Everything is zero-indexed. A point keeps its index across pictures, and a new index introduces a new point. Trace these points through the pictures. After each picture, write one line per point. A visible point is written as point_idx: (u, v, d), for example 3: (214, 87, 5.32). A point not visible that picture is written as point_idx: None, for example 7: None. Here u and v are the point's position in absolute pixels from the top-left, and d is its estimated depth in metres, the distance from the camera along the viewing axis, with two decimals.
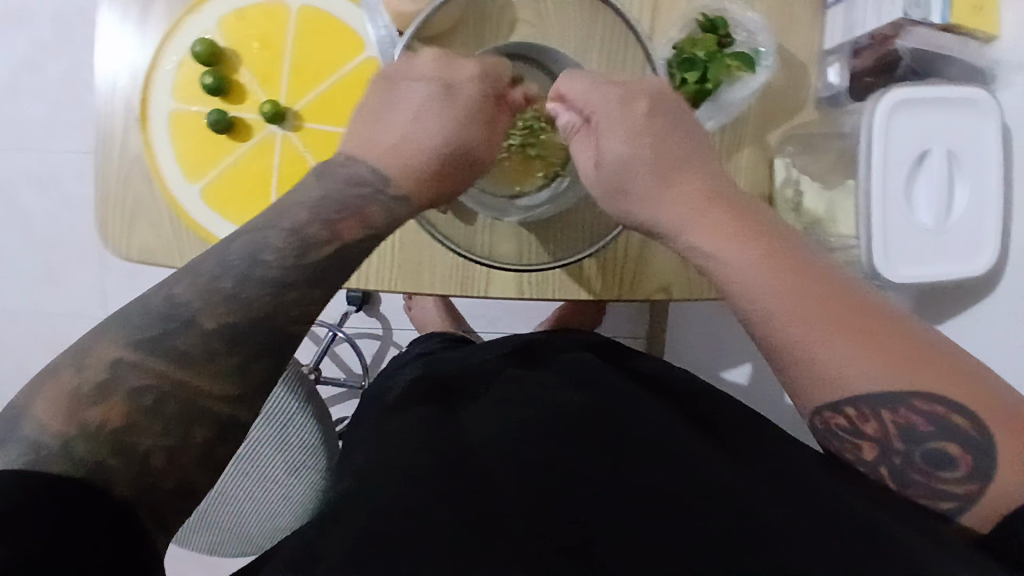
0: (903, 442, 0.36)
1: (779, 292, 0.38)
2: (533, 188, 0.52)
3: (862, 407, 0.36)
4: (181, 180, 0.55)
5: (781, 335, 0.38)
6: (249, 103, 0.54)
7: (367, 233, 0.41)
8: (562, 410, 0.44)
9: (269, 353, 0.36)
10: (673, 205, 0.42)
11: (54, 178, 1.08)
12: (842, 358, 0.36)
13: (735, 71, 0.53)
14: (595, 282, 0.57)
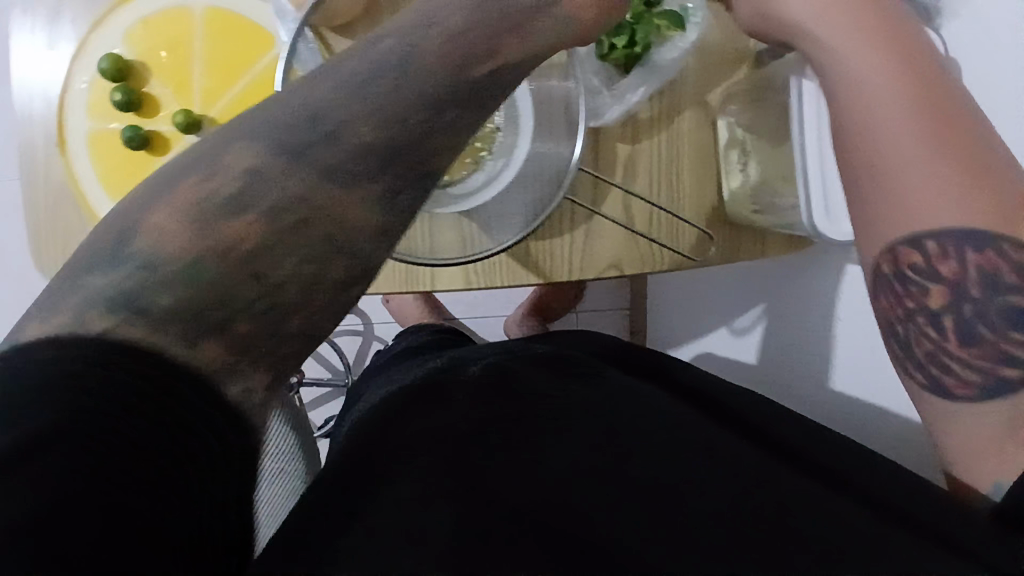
0: (982, 289, 0.33)
1: (907, 125, 0.35)
2: (464, 175, 0.50)
3: (943, 241, 0.34)
4: (108, 203, 0.53)
5: (882, 158, 0.36)
6: (162, 115, 0.52)
7: (352, 157, 0.32)
8: (604, 417, 0.40)
9: (252, 346, 0.31)
10: (852, 71, 0.38)
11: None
12: (942, 189, 0.34)
13: (664, 32, 0.50)
14: (544, 265, 0.55)
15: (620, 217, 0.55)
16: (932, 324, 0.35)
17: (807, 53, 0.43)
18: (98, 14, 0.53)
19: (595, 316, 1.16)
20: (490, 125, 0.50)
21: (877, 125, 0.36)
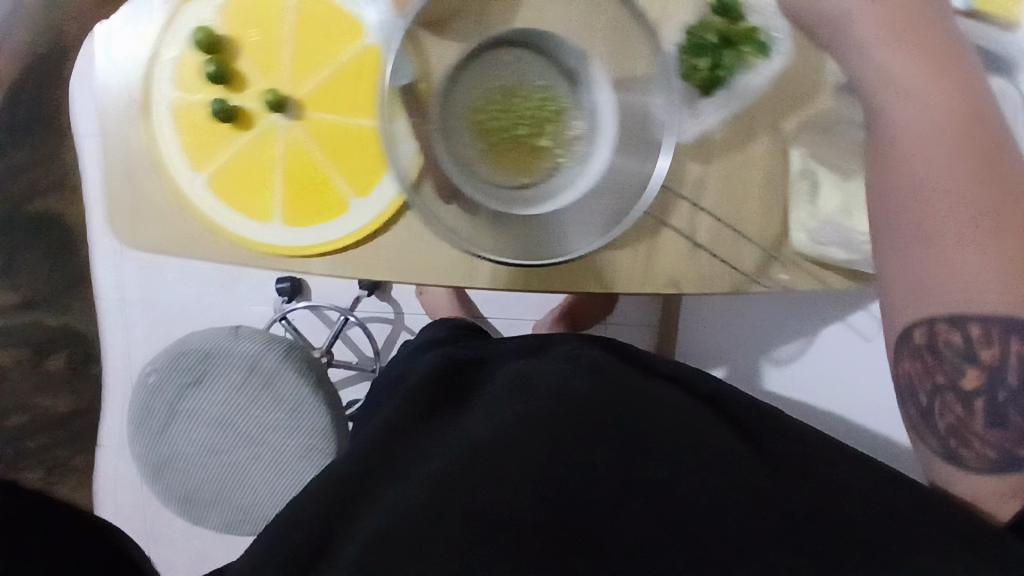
0: (1017, 372, 0.34)
1: (961, 201, 0.36)
2: (538, 180, 0.49)
3: (989, 328, 0.35)
4: (188, 170, 0.54)
5: (940, 221, 0.36)
6: (249, 92, 0.53)
7: None
8: (580, 406, 0.45)
9: None
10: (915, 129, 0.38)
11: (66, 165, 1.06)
12: (967, 257, 0.35)
13: (748, 57, 0.53)
14: (605, 276, 0.55)
15: (685, 230, 0.55)
16: (962, 403, 0.36)
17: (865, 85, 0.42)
18: None
19: (623, 329, 1.17)
20: (572, 133, 0.49)
21: (914, 184, 0.38)
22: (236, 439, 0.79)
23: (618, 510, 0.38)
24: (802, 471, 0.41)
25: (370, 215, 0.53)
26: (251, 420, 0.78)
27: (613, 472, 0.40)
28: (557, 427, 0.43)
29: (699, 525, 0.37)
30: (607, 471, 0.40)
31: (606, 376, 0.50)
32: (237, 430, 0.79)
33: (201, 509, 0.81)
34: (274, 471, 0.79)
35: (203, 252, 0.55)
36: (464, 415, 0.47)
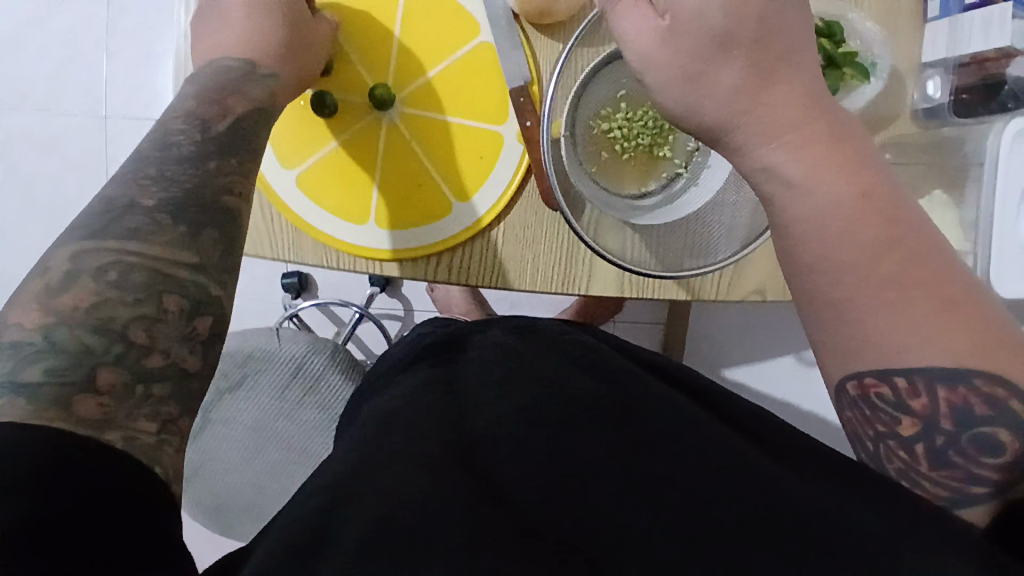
0: (953, 423, 0.33)
1: (861, 272, 0.35)
2: (650, 189, 0.50)
3: (915, 380, 0.33)
4: (276, 166, 0.51)
5: (833, 290, 0.36)
6: (350, 85, 0.51)
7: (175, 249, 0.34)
8: (574, 394, 0.42)
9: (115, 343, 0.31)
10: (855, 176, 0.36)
11: (54, 142, 0.96)
12: (918, 319, 0.34)
13: (848, 80, 0.54)
14: (694, 283, 0.56)
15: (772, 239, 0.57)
16: (903, 449, 0.35)
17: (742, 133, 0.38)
18: None
19: (631, 326, 1.19)
20: (691, 146, 0.49)
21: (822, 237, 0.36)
22: (274, 445, 0.75)
23: (611, 492, 0.35)
24: (800, 457, 0.38)
25: (474, 219, 0.52)
26: (291, 426, 0.74)
27: (604, 454, 0.37)
28: (551, 404, 0.41)
29: (702, 511, 0.33)
30: (607, 452, 0.37)
31: (589, 365, 0.47)
32: (275, 436, 0.75)
33: (236, 516, 0.78)
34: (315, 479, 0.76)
35: (288, 253, 0.52)
36: (450, 403, 0.43)
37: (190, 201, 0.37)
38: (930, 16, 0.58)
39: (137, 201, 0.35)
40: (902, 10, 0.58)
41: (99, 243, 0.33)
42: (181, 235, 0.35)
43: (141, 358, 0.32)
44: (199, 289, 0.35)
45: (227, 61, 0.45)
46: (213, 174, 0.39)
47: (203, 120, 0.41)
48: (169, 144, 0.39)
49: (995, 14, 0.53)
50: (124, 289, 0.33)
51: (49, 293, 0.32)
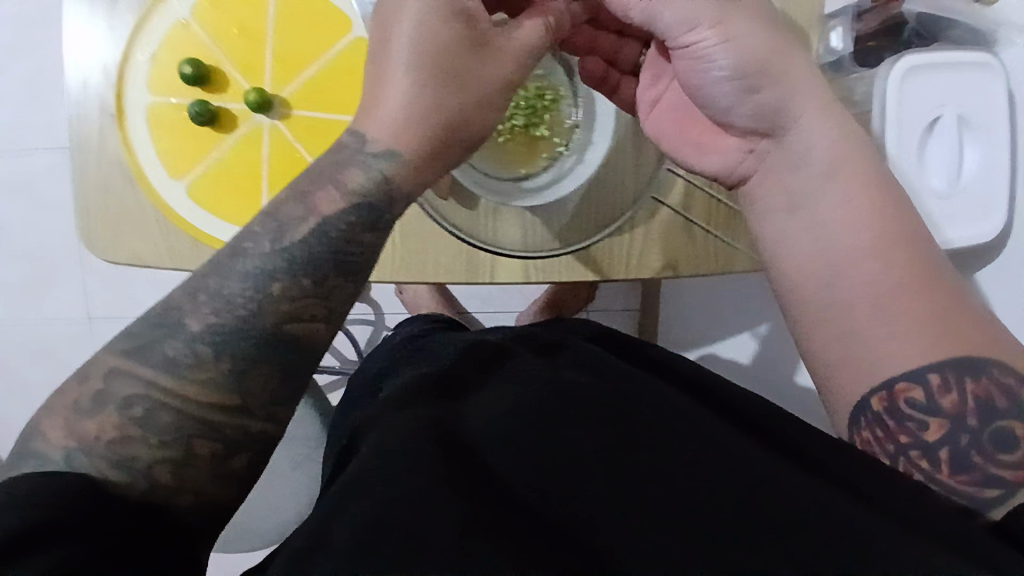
0: (978, 418, 0.32)
1: (883, 249, 0.36)
2: (538, 171, 0.50)
3: (946, 375, 0.33)
4: (166, 179, 0.52)
5: (846, 287, 0.37)
6: (231, 92, 0.51)
7: (234, 327, 0.33)
8: (574, 390, 0.40)
9: (161, 446, 0.32)
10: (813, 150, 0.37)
11: (35, 180, 1.02)
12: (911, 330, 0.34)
13: None
14: (601, 261, 0.55)
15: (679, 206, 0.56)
16: (926, 457, 0.32)
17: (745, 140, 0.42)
18: None
19: (603, 316, 1.14)
20: (568, 123, 0.49)
21: (826, 255, 0.38)
22: None
23: (602, 486, 0.32)
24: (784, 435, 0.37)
25: None
26: None
27: (598, 446, 0.35)
28: (548, 402, 0.39)
29: (702, 499, 0.30)
30: (602, 449, 0.34)
31: (588, 365, 0.45)
32: None
33: None
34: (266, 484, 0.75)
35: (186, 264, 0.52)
36: (444, 403, 0.43)
37: (240, 335, 0.33)
38: None
39: (184, 324, 0.33)
40: None
41: (134, 368, 0.32)
42: (221, 374, 0.33)
43: (158, 475, 0.31)
44: (216, 422, 0.32)
45: (342, 142, 0.37)
46: (217, 296, 0.33)
47: (263, 229, 0.35)
48: (236, 251, 0.34)
49: None
50: (149, 430, 0.32)
51: (91, 412, 0.32)
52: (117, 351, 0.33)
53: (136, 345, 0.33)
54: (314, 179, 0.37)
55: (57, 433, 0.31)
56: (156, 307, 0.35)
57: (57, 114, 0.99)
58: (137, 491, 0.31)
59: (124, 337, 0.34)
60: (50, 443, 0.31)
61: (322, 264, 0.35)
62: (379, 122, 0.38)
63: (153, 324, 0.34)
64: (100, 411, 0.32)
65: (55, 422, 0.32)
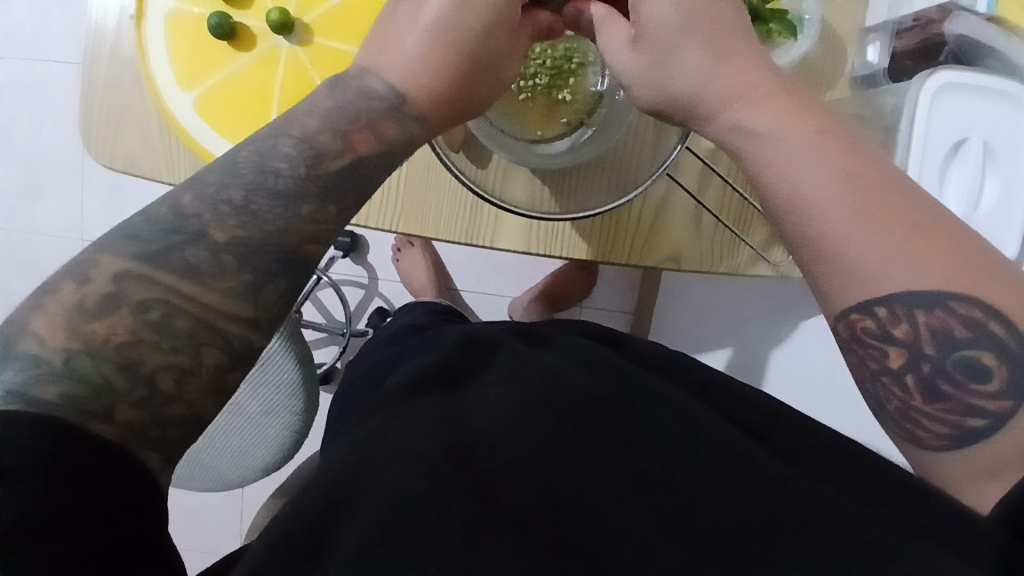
0: (937, 346, 0.30)
1: (840, 184, 0.32)
2: (553, 136, 0.47)
3: (894, 306, 0.30)
4: (174, 88, 0.51)
5: (805, 235, 0.32)
6: (255, 10, 0.50)
7: (242, 238, 0.31)
8: (569, 385, 0.39)
9: (174, 349, 0.28)
10: (761, 121, 0.35)
11: (44, 89, 1.00)
12: (892, 249, 0.30)
13: (775, 37, 0.51)
14: (604, 240, 0.54)
15: (694, 186, 0.54)
16: (897, 384, 0.31)
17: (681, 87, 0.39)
18: None
19: (598, 314, 1.09)
20: (592, 90, 0.47)
21: (785, 207, 0.33)
22: None
23: (621, 502, 0.32)
24: (794, 441, 0.36)
25: None
26: None
27: (611, 458, 0.34)
28: (541, 400, 0.38)
29: (723, 525, 0.30)
30: (606, 457, 0.34)
31: (595, 363, 0.42)
32: None
33: None
34: (234, 427, 0.73)
35: (184, 178, 0.52)
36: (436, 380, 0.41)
37: (264, 249, 0.31)
38: None
39: (207, 232, 0.30)
40: None
41: (149, 272, 0.29)
42: (242, 286, 0.30)
43: (159, 380, 0.28)
44: (218, 325, 0.29)
45: (372, 88, 0.37)
46: (242, 210, 0.31)
47: (299, 155, 0.33)
48: (266, 170, 0.32)
49: None
50: (164, 335, 0.28)
51: (97, 314, 0.28)
52: (122, 253, 0.29)
53: (150, 250, 0.29)
54: (313, 123, 0.35)
55: (56, 334, 0.27)
56: (164, 212, 0.31)
57: (77, 26, 0.98)
58: (127, 404, 0.27)
59: (126, 240, 0.30)
60: (48, 347, 0.27)
61: (316, 216, 0.33)
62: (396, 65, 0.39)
63: (166, 231, 0.30)
64: (109, 314, 0.28)
65: (52, 323, 0.27)
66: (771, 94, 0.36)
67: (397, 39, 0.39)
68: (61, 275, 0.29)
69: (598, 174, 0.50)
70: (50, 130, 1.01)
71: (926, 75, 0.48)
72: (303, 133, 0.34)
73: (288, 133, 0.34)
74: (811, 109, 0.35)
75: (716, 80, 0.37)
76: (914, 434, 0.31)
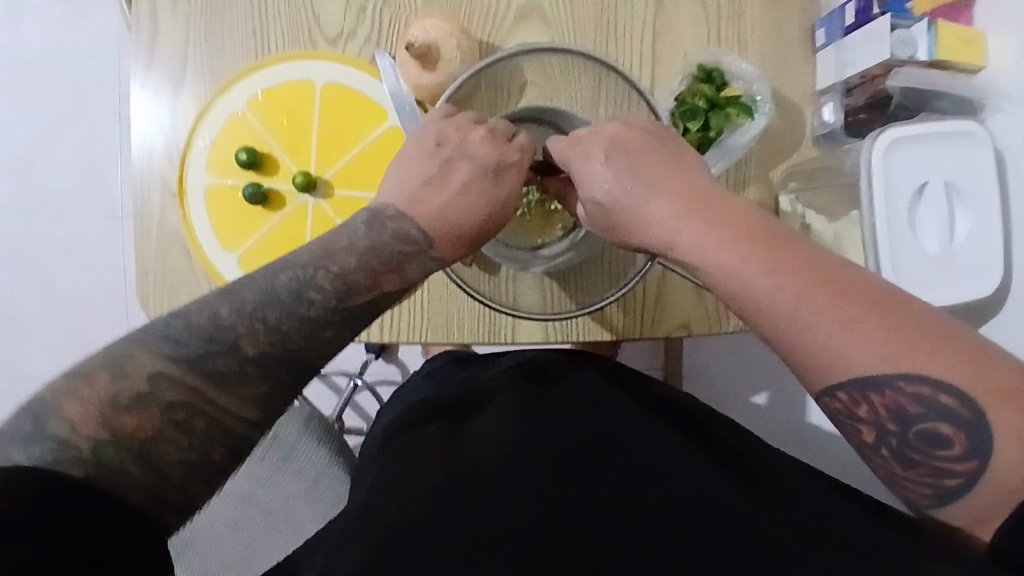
0: (896, 423, 0.35)
1: (786, 282, 0.37)
2: (553, 240, 0.55)
3: (851, 391, 0.35)
4: (220, 252, 0.58)
5: (759, 310, 0.37)
6: (281, 174, 0.58)
7: (272, 350, 0.38)
8: (566, 431, 0.47)
9: (197, 459, 0.35)
10: (696, 243, 0.41)
11: (79, 245, 1.10)
12: (838, 337, 0.35)
13: (733, 117, 0.58)
14: (619, 322, 0.59)
15: None
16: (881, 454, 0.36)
17: (617, 229, 0.46)
18: (223, 80, 0.58)
19: None
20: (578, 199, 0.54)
21: (740, 302, 0.39)
22: (256, 515, 0.76)
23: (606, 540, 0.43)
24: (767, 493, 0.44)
25: None
26: (271, 494, 0.76)
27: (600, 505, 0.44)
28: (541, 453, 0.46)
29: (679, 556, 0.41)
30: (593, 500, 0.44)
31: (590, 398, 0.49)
32: (256, 505, 0.76)
33: None
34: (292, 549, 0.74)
35: None
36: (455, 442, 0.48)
37: (281, 362, 0.38)
38: (818, 44, 0.61)
39: (238, 344, 0.37)
40: (791, 39, 0.62)
41: (178, 374, 0.35)
42: (259, 394, 0.37)
43: (170, 471, 0.34)
44: (228, 424, 0.36)
45: (398, 223, 0.45)
46: (274, 329, 0.38)
47: (331, 291, 0.40)
48: (301, 299, 0.39)
49: (875, 31, 0.56)
50: (185, 434, 0.35)
51: (128, 408, 0.34)
52: (157, 354, 0.36)
53: (186, 354, 0.36)
54: (292, 269, 0.40)
55: (85, 421, 0.33)
56: (203, 322, 0.37)
57: (108, 185, 1.10)
58: (135, 489, 0.33)
59: (163, 339, 0.36)
60: (78, 434, 0.33)
61: (310, 355, 0.39)
62: (402, 221, 0.46)
63: (203, 338, 0.36)
64: (140, 409, 0.34)
65: (83, 411, 0.33)
66: (720, 212, 0.41)
67: (422, 194, 0.47)
68: (97, 365, 0.35)
69: (590, 264, 0.55)
70: (89, 280, 1.10)
71: (872, 138, 0.53)
72: (339, 269, 0.41)
73: (323, 267, 0.41)
74: (751, 221, 0.40)
75: (654, 208, 0.44)
76: (911, 483, 0.36)
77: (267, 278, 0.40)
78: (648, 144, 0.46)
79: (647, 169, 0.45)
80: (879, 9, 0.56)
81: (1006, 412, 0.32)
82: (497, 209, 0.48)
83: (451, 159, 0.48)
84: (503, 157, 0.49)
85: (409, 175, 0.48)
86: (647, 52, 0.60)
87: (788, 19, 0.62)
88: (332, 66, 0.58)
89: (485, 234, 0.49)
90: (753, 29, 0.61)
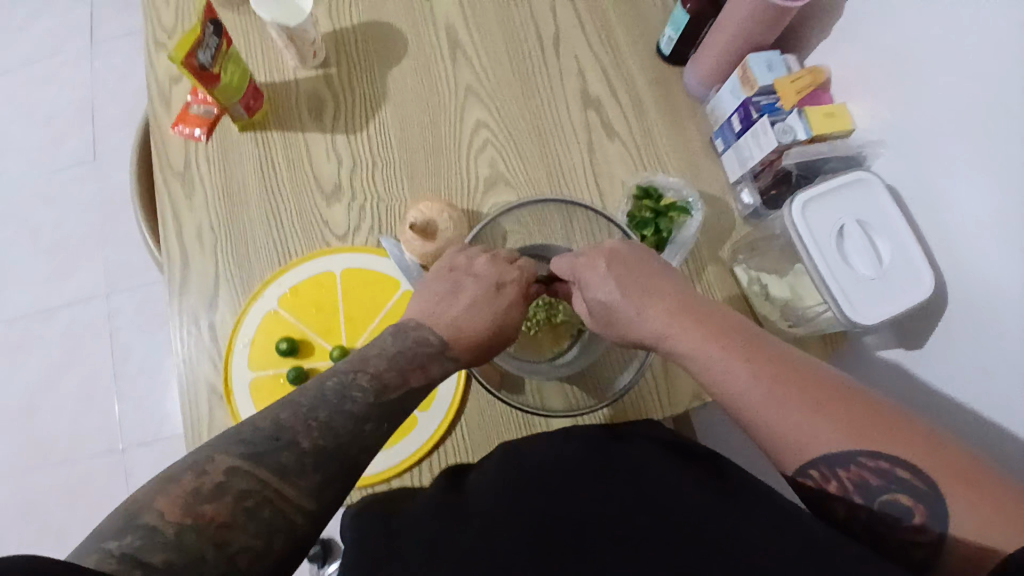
0: (864, 496, 0.42)
1: (756, 379, 0.46)
2: (565, 348, 0.64)
3: (821, 469, 0.43)
4: None
5: (740, 400, 0.47)
6: (318, 354, 0.67)
7: (326, 446, 0.43)
8: (564, 466, 0.51)
9: (263, 547, 0.39)
10: (681, 342, 0.51)
11: None
12: (803, 422, 0.44)
13: (675, 217, 0.70)
14: (639, 405, 0.66)
15: None
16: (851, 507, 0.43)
17: (615, 319, 0.55)
18: (253, 289, 0.69)
19: None
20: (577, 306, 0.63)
21: (724, 397, 0.48)
22: None
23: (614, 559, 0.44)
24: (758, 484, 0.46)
25: (436, 425, 0.64)
26: None
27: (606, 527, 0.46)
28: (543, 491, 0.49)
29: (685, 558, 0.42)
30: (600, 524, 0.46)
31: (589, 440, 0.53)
32: None
33: None
34: None
35: None
36: (458, 514, 0.49)
37: (332, 456, 0.43)
38: (719, 150, 0.78)
39: (297, 441, 0.42)
40: (698, 152, 0.78)
41: (250, 468, 0.40)
42: (313, 485, 0.42)
43: (238, 559, 0.37)
44: (287, 513, 0.40)
45: (423, 336, 0.52)
46: (325, 426, 0.44)
47: (369, 388, 0.47)
48: (345, 397, 0.46)
49: (758, 129, 0.70)
50: (255, 521, 0.39)
51: (207, 498, 0.38)
52: (232, 453, 0.41)
53: (254, 452, 0.41)
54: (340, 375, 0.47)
55: (172, 510, 0.37)
56: (266, 424, 0.43)
57: None
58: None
59: (237, 441, 0.41)
60: (167, 520, 0.36)
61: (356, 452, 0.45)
62: (421, 334, 0.52)
63: (269, 437, 0.42)
64: (217, 499, 0.38)
65: (171, 503, 0.37)
66: (701, 321, 0.51)
67: (436, 309, 0.54)
68: (181, 467, 0.40)
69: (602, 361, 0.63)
70: None
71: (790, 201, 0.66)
72: (374, 369, 0.48)
73: (363, 369, 0.48)
74: (723, 328, 0.50)
75: (642, 316, 0.53)
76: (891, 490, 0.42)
77: (317, 383, 0.47)
78: (634, 262, 0.56)
79: (629, 276, 0.55)
80: (756, 113, 0.70)
81: (951, 459, 0.40)
82: (503, 316, 0.55)
83: (459, 276, 0.56)
84: (502, 266, 0.57)
85: (428, 295, 0.56)
86: (591, 183, 0.75)
87: (690, 136, 0.78)
88: (347, 258, 0.69)
89: (493, 338, 0.55)
90: (667, 149, 0.77)
